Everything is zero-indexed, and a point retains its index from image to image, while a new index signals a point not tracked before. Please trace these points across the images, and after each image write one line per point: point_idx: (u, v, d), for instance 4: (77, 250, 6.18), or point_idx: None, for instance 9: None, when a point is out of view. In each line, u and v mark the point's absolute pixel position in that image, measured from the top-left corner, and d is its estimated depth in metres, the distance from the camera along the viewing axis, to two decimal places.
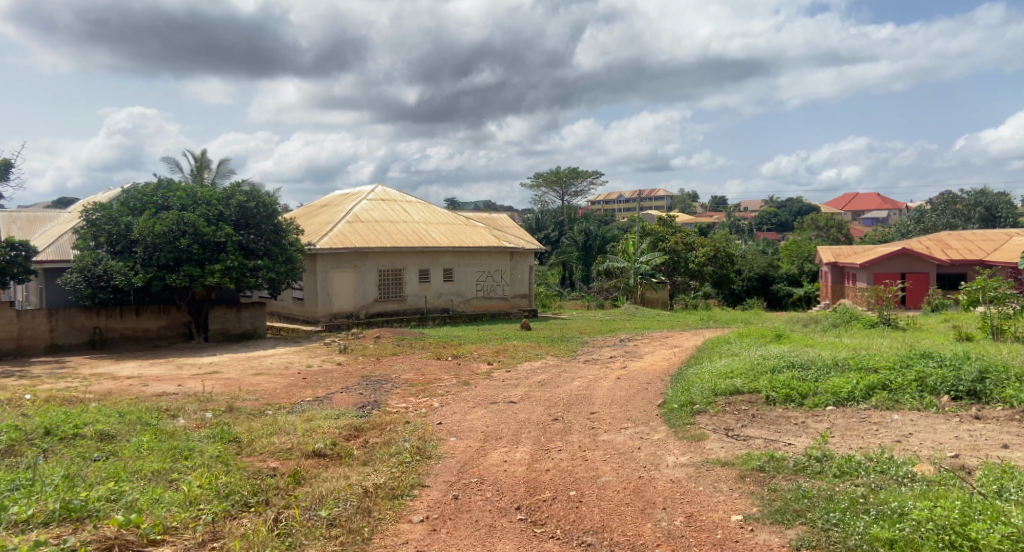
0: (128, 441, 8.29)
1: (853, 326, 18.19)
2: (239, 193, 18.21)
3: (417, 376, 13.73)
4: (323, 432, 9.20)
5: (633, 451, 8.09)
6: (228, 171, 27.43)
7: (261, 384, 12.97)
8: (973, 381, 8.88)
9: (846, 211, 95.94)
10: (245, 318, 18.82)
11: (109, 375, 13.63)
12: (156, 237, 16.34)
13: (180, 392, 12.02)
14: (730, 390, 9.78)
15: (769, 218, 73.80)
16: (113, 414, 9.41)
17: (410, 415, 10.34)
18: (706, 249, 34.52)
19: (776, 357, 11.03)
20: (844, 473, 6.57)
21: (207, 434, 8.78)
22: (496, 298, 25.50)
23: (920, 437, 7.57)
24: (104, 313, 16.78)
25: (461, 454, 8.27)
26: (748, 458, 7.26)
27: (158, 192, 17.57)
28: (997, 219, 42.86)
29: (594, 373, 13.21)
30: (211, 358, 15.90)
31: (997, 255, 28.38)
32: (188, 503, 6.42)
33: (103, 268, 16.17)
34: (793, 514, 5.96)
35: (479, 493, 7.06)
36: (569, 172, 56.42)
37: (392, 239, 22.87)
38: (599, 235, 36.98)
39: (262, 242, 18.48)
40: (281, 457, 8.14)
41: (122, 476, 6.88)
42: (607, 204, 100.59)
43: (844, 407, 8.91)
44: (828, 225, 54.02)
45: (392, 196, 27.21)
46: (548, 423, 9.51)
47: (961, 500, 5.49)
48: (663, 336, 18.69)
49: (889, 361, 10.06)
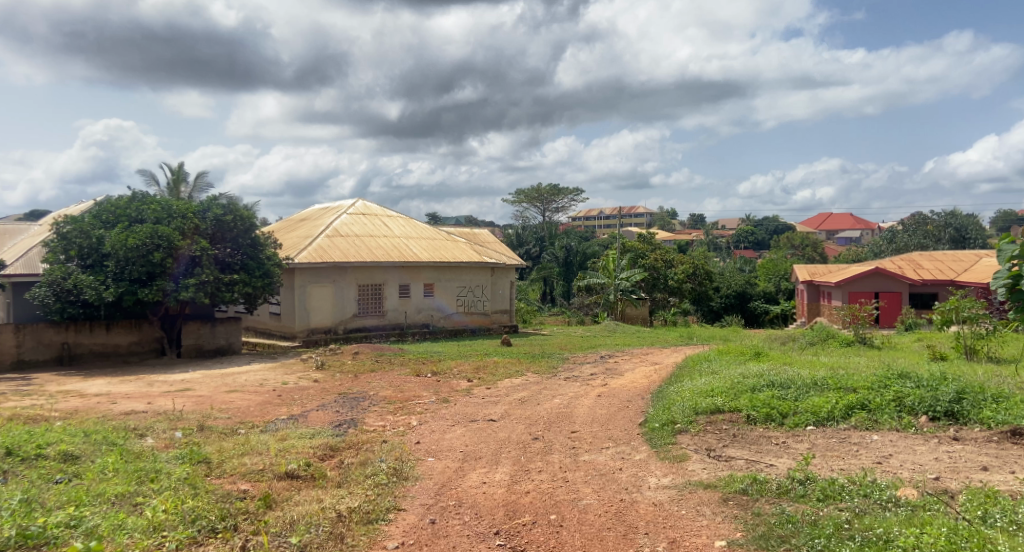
0: (92, 463, 8.00)
1: (830, 344, 18.25)
2: (216, 207, 17.93)
3: (395, 393, 13.50)
4: (297, 451, 8.98)
5: (615, 472, 7.95)
6: (206, 184, 27.11)
7: (234, 402, 12.68)
8: (950, 402, 8.85)
9: (822, 230, 96.86)
10: (220, 334, 18.52)
11: (77, 393, 13.27)
12: (129, 251, 16.00)
13: (149, 410, 11.71)
14: (711, 409, 9.68)
15: (747, 236, 74.39)
16: (77, 434, 9.11)
17: (388, 434, 10.14)
18: (685, 266, 34.64)
19: (757, 376, 10.93)
20: (828, 497, 6.47)
21: (175, 454, 8.53)
22: (476, 313, 25.34)
23: (901, 458, 7.51)
24: (72, 328, 16.44)
25: (439, 476, 8.08)
26: (731, 481, 7.14)
27: (131, 205, 17.22)
28: (967, 240, 43.48)
29: (574, 391, 13.06)
30: (184, 375, 15.55)
31: (969, 276, 28.68)
32: (151, 530, 6.18)
33: (73, 282, 15.78)
34: (777, 540, 5.85)
35: (456, 517, 6.89)
36: (551, 189, 56.54)
37: (371, 254, 22.64)
38: (579, 250, 37.12)
39: (238, 256, 18.19)
40: (253, 479, 7.91)
41: (84, 500, 6.63)
42: (587, 221, 101.05)
43: (825, 427, 8.85)
44: (804, 244, 54.51)
45: (373, 210, 27.02)
46: (529, 443, 9.35)
47: (947, 526, 5.41)
48: (643, 353, 18.63)
49: (867, 380, 10.00)
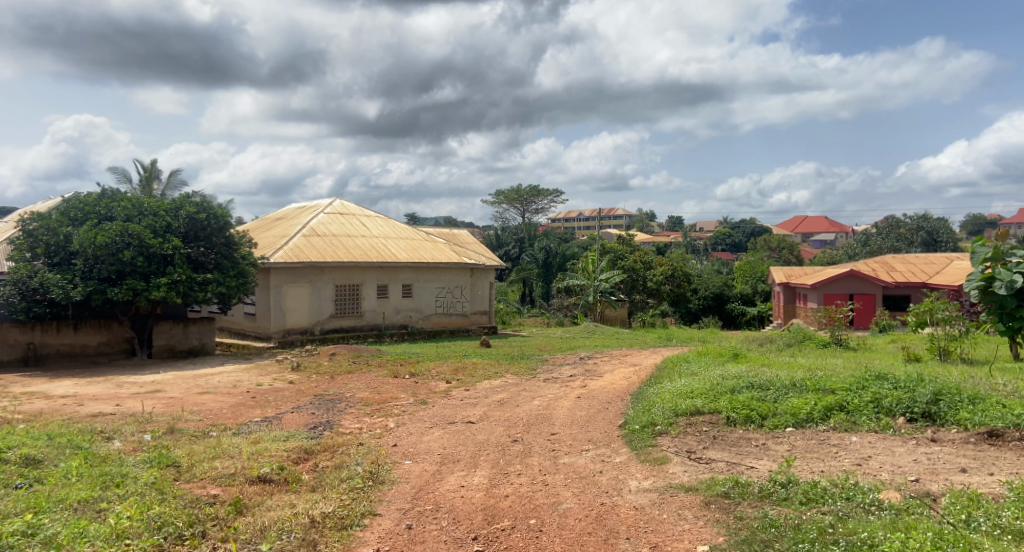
0: (55, 467, 7.74)
1: (807, 345, 18.33)
2: (189, 205, 17.59)
3: (372, 395, 13.26)
4: (270, 455, 8.76)
5: (595, 475, 7.82)
6: (179, 182, 26.64)
7: (206, 404, 12.39)
8: (928, 403, 8.81)
9: (798, 233, 97.70)
10: (192, 334, 18.19)
11: (42, 394, 12.89)
12: (98, 249, 15.64)
13: (117, 412, 11.39)
14: (691, 411, 9.59)
15: (724, 238, 74.83)
16: (40, 436, 8.81)
17: (364, 436, 9.95)
18: (664, 268, 34.67)
19: (736, 377, 10.87)
20: (810, 500, 6.38)
21: (143, 458, 8.28)
22: (455, 315, 25.14)
23: (880, 460, 7.47)
24: (39, 328, 16.05)
25: (416, 480, 7.90)
26: (713, 484, 7.03)
27: (101, 202, 16.84)
28: (939, 243, 43.98)
29: (554, 392, 12.92)
30: (154, 376, 15.23)
31: (940, 278, 29.02)
32: (114, 537, 5.97)
33: (39, 280, 15.37)
34: (760, 544, 5.75)
35: (433, 522, 6.72)
36: (531, 191, 56.45)
37: (349, 254, 22.35)
38: (559, 252, 37.53)
39: (212, 255, 17.87)
40: (223, 483, 7.69)
41: (44, 507, 6.40)
42: (566, 222, 101.12)
43: (804, 428, 8.79)
44: (781, 246, 54.77)
45: (351, 210, 26.73)
46: (508, 445, 9.20)
47: (932, 531, 5.34)
48: (622, 354, 18.54)
49: (846, 382, 9.96)
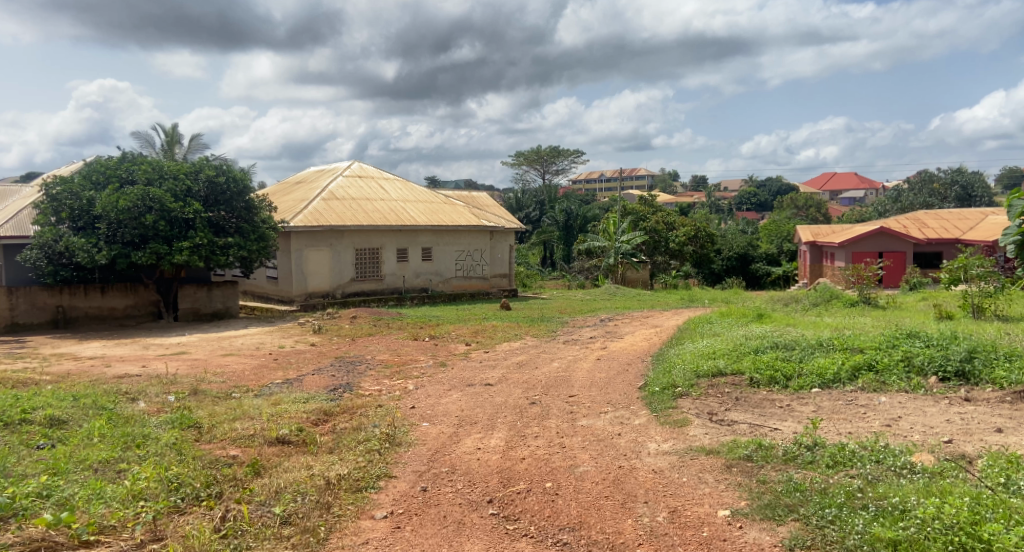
0: (79, 428, 7.75)
1: (834, 304, 18.00)
2: (208, 168, 17.45)
3: (393, 356, 13.24)
4: (290, 416, 8.70)
5: (613, 437, 7.67)
6: (201, 146, 26.51)
7: (229, 365, 12.43)
8: (961, 361, 8.52)
9: (826, 191, 95.99)
10: (216, 298, 18.14)
11: (70, 356, 13.01)
12: (120, 213, 15.62)
13: (143, 373, 11.45)
14: (713, 372, 9.38)
15: (749, 197, 73.69)
16: (65, 397, 8.82)
17: (384, 398, 9.88)
18: (687, 228, 34.06)
19: (760, 338, 10.63)
20: (837, 463, 6.16)
21: (165, 419, 8.26)
22: (476, 277, 25.01)
23: (911, 420, 7.21)
24: (67, 291, 16.17)
25: (433, 441, 7.81)
26: (735, 446, 6.85)
27: (122, 165, 16.79)
28: (973, 198, 42.88)
29: (574, 354, 12.82)
30: (180, 338, 15.30)
31: (974, 234, 28.29)
32: (130, 499, 5.97)
33: (65, 244, 15.47)
34: (784, 509, 5.58)
35: (448, 484, 6.62)
36: (550, 151, 55.82)
37: (368, 217, 22.21)
38: (580, 214, 36.38)
39: (232, 219, 17.75)
40: (242, 445, 7.64)
41: (62, 467, 6.40)
42: (587, 184, 100.20)
43: (830, 389, 8.54)
44: (808, 204, 53.83)
45: (369, 172, 26.62)
46: (526, 407, 9.07)
47: (969, 496, 5.11)
48: (644, 316, 18.31)
49: (875, 340, 9.68)
